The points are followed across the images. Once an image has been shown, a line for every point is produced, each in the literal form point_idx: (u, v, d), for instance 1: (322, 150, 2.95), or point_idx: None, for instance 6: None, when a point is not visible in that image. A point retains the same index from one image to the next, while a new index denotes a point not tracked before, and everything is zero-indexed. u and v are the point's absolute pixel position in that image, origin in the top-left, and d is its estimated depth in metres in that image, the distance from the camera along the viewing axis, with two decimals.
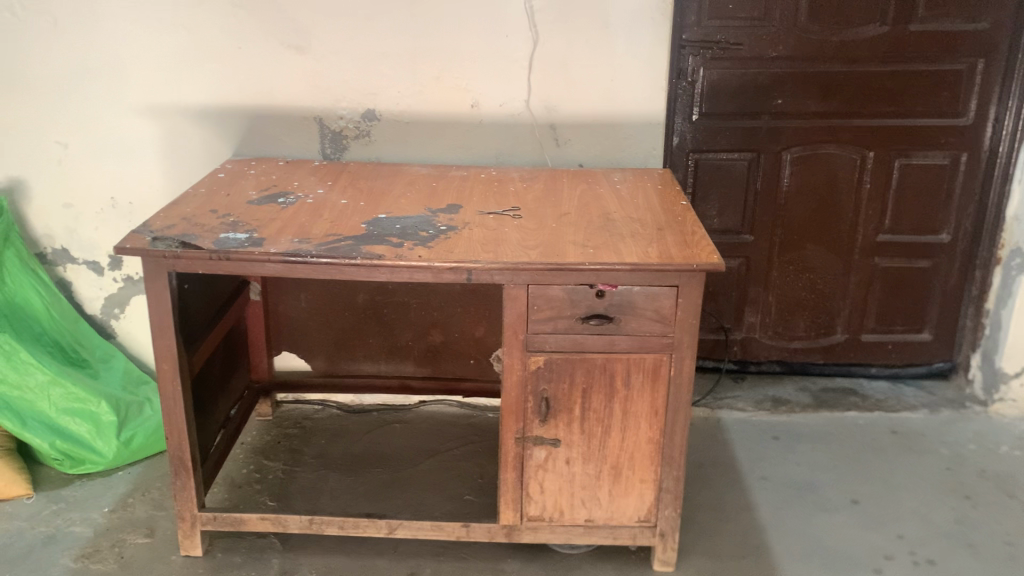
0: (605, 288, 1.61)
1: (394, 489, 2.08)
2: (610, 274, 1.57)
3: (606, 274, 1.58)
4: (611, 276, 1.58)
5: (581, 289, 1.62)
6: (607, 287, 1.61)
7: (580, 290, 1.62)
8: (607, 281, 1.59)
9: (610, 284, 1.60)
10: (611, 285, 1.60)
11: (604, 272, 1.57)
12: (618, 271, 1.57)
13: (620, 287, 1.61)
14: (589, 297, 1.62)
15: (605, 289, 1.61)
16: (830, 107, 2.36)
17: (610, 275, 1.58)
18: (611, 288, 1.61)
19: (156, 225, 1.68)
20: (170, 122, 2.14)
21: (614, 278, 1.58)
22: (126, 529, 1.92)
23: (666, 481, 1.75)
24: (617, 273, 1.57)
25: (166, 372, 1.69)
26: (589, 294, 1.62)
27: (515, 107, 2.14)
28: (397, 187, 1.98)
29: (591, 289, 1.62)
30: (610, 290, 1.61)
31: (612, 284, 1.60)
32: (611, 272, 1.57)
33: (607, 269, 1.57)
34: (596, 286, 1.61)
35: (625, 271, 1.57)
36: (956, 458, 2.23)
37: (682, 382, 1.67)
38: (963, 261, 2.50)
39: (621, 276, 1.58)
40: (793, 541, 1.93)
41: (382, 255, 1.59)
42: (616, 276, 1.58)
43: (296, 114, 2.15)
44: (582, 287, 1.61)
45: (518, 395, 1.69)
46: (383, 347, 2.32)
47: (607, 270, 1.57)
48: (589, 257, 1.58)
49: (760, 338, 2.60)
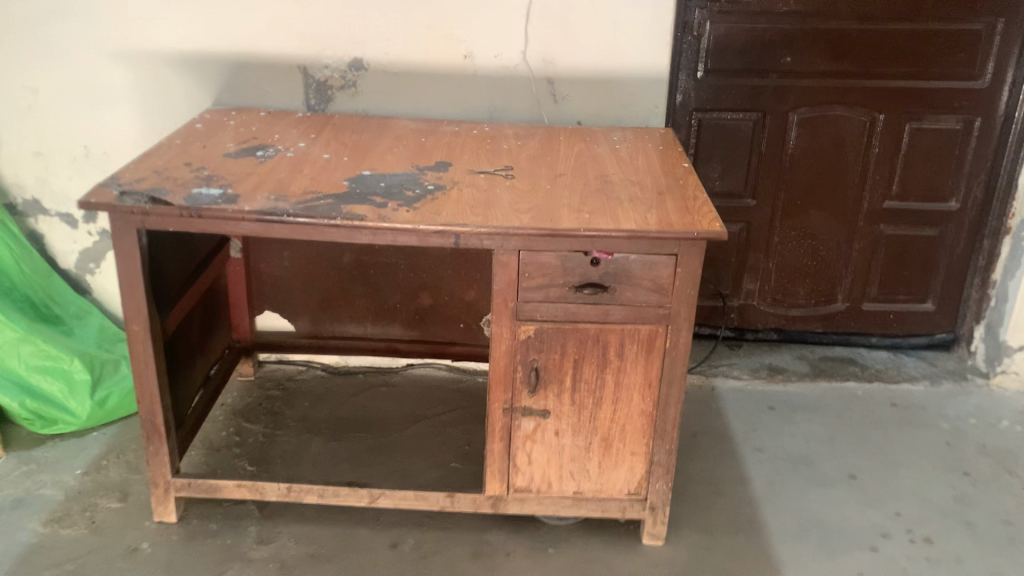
0: (599, 255, 1.53)
1: (378, 456, 2.02)
2: (605, 240, 1.49)
3: (601, 241, 1.49)
4: (606, 242, 1.49)
5: (574, 255, 1.53)
6: (601, 254, 1.52)
7: (573, 256, 1.53)
8: (602, 247, 1.51)
9: (604, 250, 1.52)
10: (607, 252, 1.52)
11: (600, 237, 1.48)
12: (614, 238, 1.48)
13: (615, 254, 1.52)
14: (582, 263, 1.54)
15: (599, 257, 1.53)
16: (840, 67, 2.25)
17: (605, 242, 1.49)
18: (606, 256, 1.53)
19: (125, 178, 1.58)
20: (145, 67, 2.03)
21: (609, 245, 1.50)
22: (99, 492, 1.86)
23: (658, 454, 1.67)
24: (612, 240, 1.49)
25: (137, 333, 1.61)
26: (582, 261, 1.54)
27: (510, 59, 2.03)
28: (383, 142, 1.88)
29: (585, 256, 1.53)
30: (605, 256, 1.53)
31: (607, 250, 1.51)
32: (607, 239, 1.49)
33: (602, 235, 1.48)
34: (590, 253, 1.53)
35: (621, 238, 1.48)
36: (956, 433, 2.17)
37: (678, 355, 1.59)
38: (971, 231, 2.42)
39: (617, 243, 1.50)
40: (787, 516, 1.87)
41: (365, 216, 1.50)
42: (611, 243, 1.49)
43: (279, 61, 2.03)
44: (575, 253, 1.53)
45: (506, 365, 1.61)
46: (370, 309, 2.25)
47: (602, 235, 1.48)
48: (584, 222, 1.50)
49: (759, 305, 2.52)
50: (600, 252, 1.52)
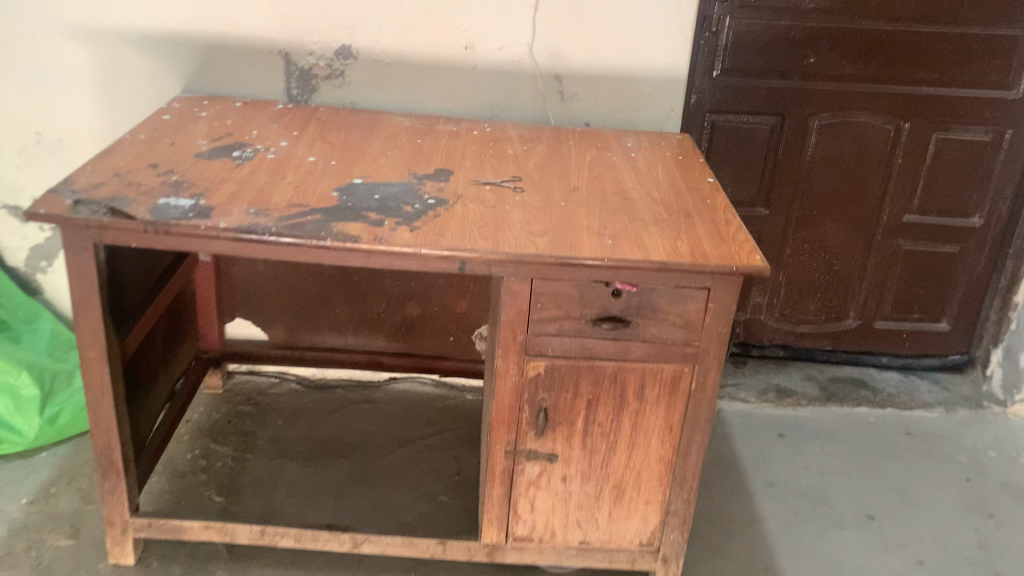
0: (623, 287, 1.35)
1: (359, 486, 1.84)
2: (632, 272, 1.31)
3: (626, 272, 1.32)
4: (632, 274, 1.32)
5: (595, 286, 1.36)
6: (625, 286, 1.35)
7: (593, 287, 1.36)
8: (627, 279, 1.33)
9: (629, 282, 1.34)
10: (631, 284, 1.35)
11: (625, 269, 1.31)
12: (642, 270, 1.31)
13: (640, 286, 1.35)
14: (603, 295, 1.36)
15: (622, 289, 1.35)
16: (867, 71, 2.08)
17: (632, 273, 1.32)
18: (631, 288, 1.35)
19: (80, 183, 1.38)
20: (106, 47, 1.80)
21: (635, 277, 1.33)
22: (47, 526, 1.66)
23: (675, 504, 1.53)
24: (639, 272, 1.31)
25: (91, 360, 1.41)
26: (603, 292, 1.36)
27: (515, 52, 1.84)
28: (375, 143, 1.68)
29: (606, 287, 1.36)
30: (629, 289, 1.35)
31: (632, 282, 1.34)
32: (634, 270, 1.31)
33: (628, 266, 1.31)
34: (613, 285, 1.35)
35: (649, 270, 1.31)
36: (975, 468, 2.05)
37: (703, 398, 1.43)
38: (993, 248, 2.28)
39: (644, 275, 1.32)
40: (804, 562, 1.73)
41: (358, 236, 1.31)
42: (637, 275, 1.32)
43: (257, 46, 1.82)
44: (595, 284, 1.35)
45: (511, 404, 1.44)
46: (352, 319, 2.06)
47: (628, 267, 1.31)
48: (607, 250, 1.32)
49: (766, 320, 2.37)
50: (624, 283, 1.34)
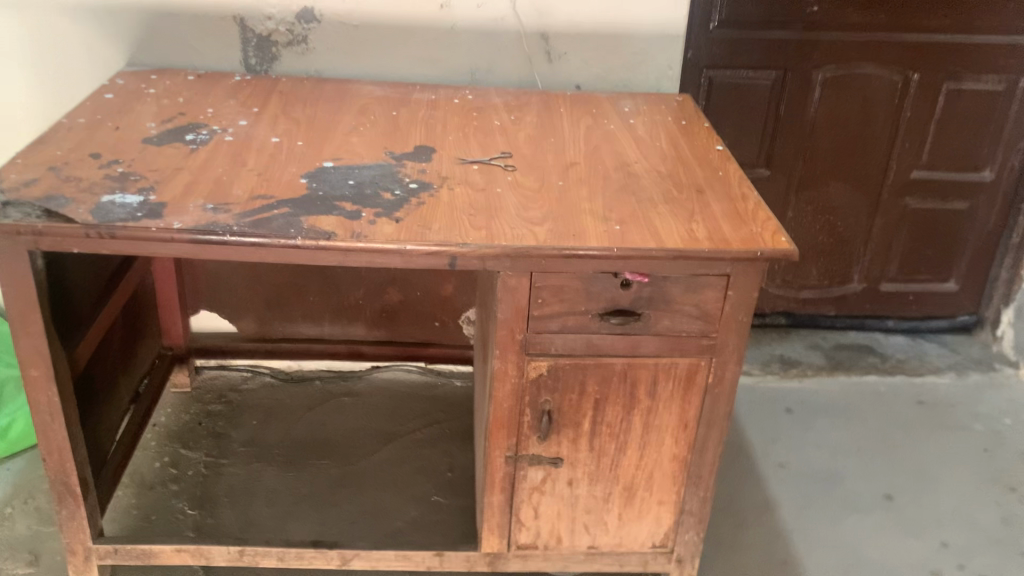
0: (632, 278, 1.21)
1: (344, 490, 1.70)
2: (643, 262, 1.17)
3: (636, 262, 1.18)
4: (643, 263, 1.18)
5: (601, 277, 1.21)
6: (634, 277, 1.21)
7: (599, 278, 1.21)
8: (636, 269, 1.19)
9: (639, 272, 1.20)
10: (642, 273, 1.21)
11: (635, 259, 1.17)
12: (654, 259, 1.17)
13: (651, 276, 1.21)
14: (610, 287, 1.22)
15: (632, 279, 1.21)
16: (873, 19, 1.93)
17: (643, 262, 1.18)
18: (641, 278, 1.21)
19: (10, 179, 1.20)
20: (37, 17, 1.61)
21: (646, 266, 1.19)
22: (2, 553, 1.51)
23: (691, 502, 1.40)
24: (651, 261, 1.17)
25: (36, 378, 1.25)
26: (610, 284, 1.22)
27: (497, 10, 1.66)
28: (345, 119, 1.51)
29: (614, 278, 1.21)
30: (639, 279, 1.21)
31: (643, 272, 1.20)
32: (645, 260, 1.17)
33: (639, 255, 1.16)
34: (621, 275, 1.21)
35: (662, 258, 1.17)
36: (992, 438, 1.95)
37: (721, 393, 1.30)
38: (1004, 204, 2.16)
39: (656, 264, 1.18)
40: (824, 551, 1.62)
41: (332, 232, 1.15)
42: (649, 265, 1.18)
43: (209, 11, 1.63)
44: (602, 275, 1.21)
45: (510, 408, 1.30)
46: (327, 307, 1.91)
47: (639, 255, 1.17)
48: (614, 237, 1.18)
49: (768, 287, 2.25)
50: (634, 274, 1.20)
